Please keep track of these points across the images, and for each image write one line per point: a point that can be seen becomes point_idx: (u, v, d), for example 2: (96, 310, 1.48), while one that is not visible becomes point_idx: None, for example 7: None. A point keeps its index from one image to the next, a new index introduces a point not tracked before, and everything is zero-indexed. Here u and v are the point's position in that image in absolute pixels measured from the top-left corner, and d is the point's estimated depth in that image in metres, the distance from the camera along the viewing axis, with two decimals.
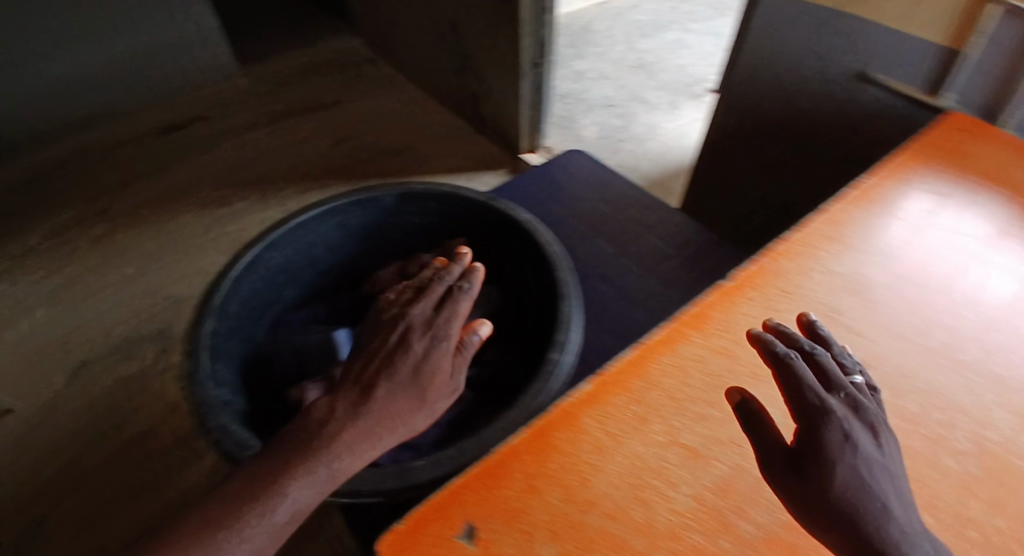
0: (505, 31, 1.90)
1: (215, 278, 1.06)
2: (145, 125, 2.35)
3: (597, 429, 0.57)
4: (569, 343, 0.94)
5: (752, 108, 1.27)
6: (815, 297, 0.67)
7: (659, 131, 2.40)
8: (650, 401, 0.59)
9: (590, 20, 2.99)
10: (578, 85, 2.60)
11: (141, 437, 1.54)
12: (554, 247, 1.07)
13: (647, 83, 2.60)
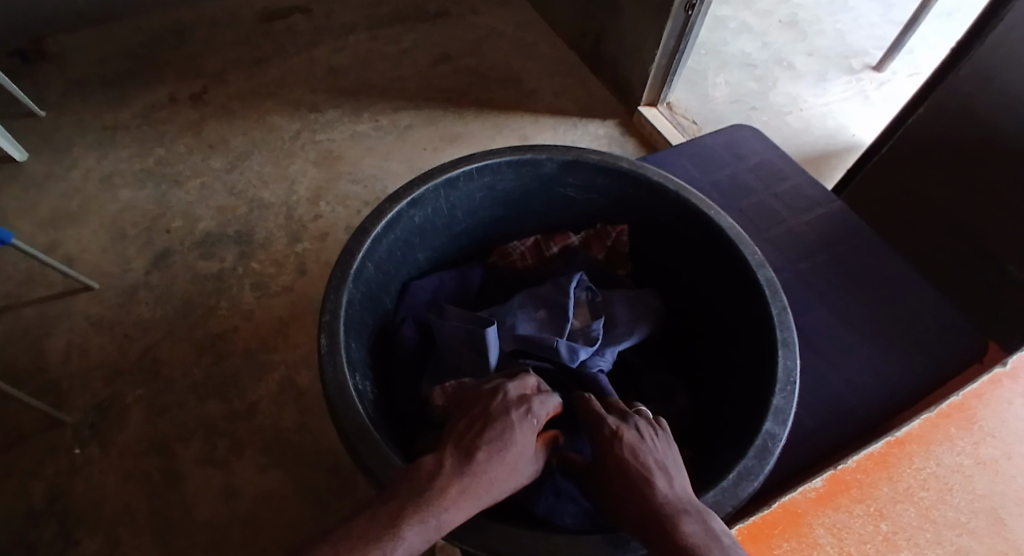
0: None
1: (354, 234, 0.80)
2: (249, 11, 2.27)
3: None
4: (790, 410, 0.66)
5: (978, 111, 1.05)
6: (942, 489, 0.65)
7: (801, 105, 2.00)
8: None
9: None
10: (713, 34, 2.17)
11: (213, 340, 1.51)
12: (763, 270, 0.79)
13: (796, 45, 2.16)
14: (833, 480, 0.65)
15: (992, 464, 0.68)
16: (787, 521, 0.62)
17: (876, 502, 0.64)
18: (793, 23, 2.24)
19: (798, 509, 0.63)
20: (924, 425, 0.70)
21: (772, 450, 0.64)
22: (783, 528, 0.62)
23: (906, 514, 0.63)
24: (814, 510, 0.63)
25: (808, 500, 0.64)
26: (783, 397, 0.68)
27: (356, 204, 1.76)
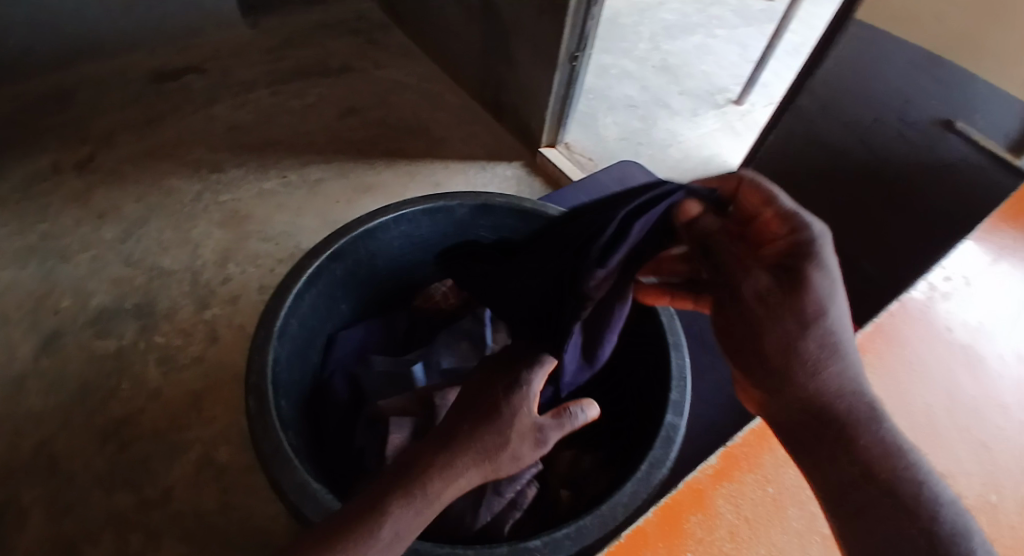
0: (545, 15, 1.69)
1: (272, 295, 0.78)
2: (137, 72, 2.17)
3: (730, 513, 0.54)
4: (686, 403, 0.70)
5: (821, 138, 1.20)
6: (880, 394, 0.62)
7: (681, 139, 2.19)
8: (759, 492, 0.56)
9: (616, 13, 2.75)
10: (598, 80, 2.35)
11: (118, 424, 1.39)
12: None
13: (670, 86, 2.38)
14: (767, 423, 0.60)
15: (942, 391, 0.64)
16: (728, 471, 0.57)
17: None
18: (665, 68, 2.46)
19: (737, 454, 0.58)
20: None
21: (677, 439, 0.67)
22: (721, 479, 0.56)
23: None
24: (752, 452, 0.58)
25: (713, 474, 0.56)
26: (681, 392, 0.72)
27: (267, 263, 1.71)
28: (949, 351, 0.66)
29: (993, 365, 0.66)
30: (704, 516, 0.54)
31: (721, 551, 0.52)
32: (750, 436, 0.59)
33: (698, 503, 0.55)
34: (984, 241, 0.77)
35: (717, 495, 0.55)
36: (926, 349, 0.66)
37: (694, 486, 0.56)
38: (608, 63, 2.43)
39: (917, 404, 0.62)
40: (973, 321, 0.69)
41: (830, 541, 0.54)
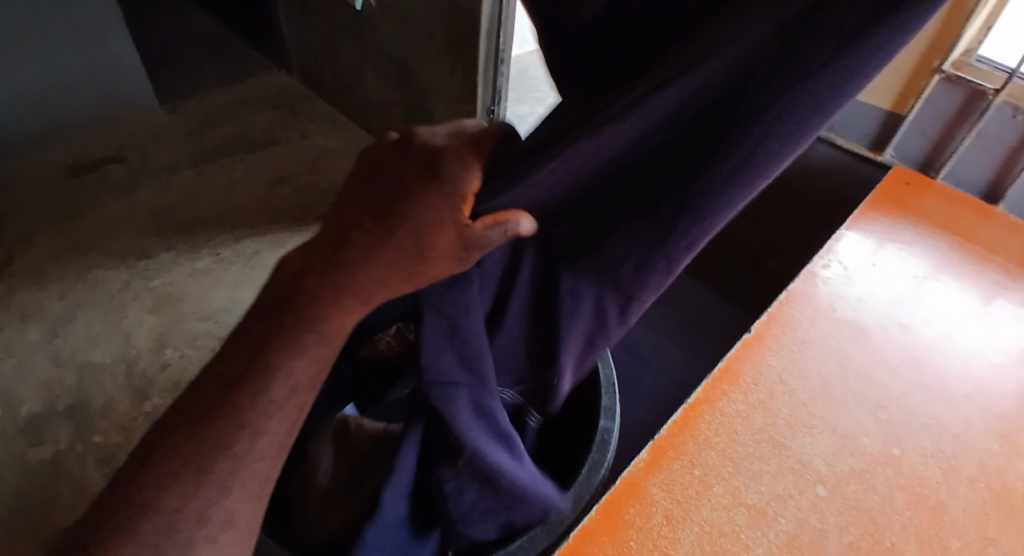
0: (460, 73, 1.79)
1: None
2: (52, 168, 2.13)
3: (664, 500, 0.59)
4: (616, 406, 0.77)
5: None
6: (783, 377, 0.70)
7: None
8: (690, 479, 0.61)
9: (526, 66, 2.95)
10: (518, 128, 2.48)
11: (59, 536, 1.30)
12: None
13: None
14: (689, 412, 0.66)
15: (840, 362, 0.72)
16: (658, 461, 0.62)
17: (727, 413, 0.66)
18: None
19: (664, 445, 0.63)
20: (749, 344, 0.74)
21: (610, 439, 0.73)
22: (653, 469, 0.61)
23: (759, 420, 0.66)
24: (677, 441, 0.63)
25: (644, 467, 0.61)
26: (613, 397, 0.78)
27: (207, 342, 1.67)
28: (840, 327, 0.75)
29: (879, 333, 0.75)
30: (640, 506, 0.58)
31: (659, 535, 0.56)
32: (675, 429, 0.65)
33: (633, 494, 0.59)
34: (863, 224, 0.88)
35: (648, 484, 0.60)
36: (820, 330, 0.75)
37: (629, 481, 0.60)
38: (525, 111, 2.58)
39: (817, 378, 0.70)
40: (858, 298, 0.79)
41: (753, 509, 0.59)
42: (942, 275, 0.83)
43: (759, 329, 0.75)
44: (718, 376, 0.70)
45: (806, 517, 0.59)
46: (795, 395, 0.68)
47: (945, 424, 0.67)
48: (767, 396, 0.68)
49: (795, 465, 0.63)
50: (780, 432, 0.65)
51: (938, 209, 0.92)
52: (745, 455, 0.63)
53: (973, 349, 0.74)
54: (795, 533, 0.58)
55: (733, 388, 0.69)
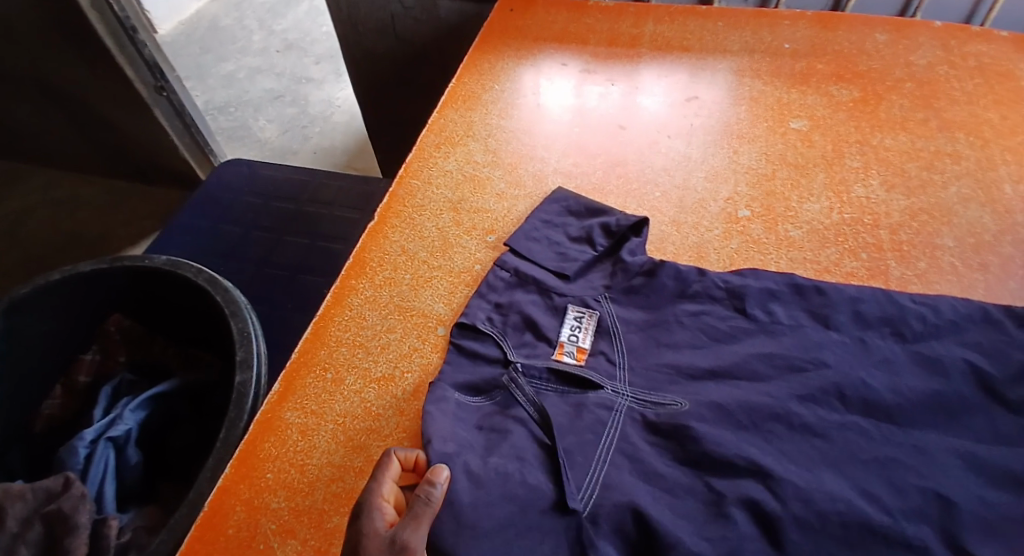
0: (68, 62, 1.39)
1: None
2: None
3: (302, 412, 0.48)
4: (253, 356, 0.60)
5: (362, 54, 1.16)
6: (440, 195, 0.65)
7: (338, 102, 2.25)
8: (340, 358, 0.51)
9: (215, 18, 2.64)
10: (232, 91, 2.30)
11: None
12: (242, 308, 0.65)
13: (304, 61, 2.42)
14: (317, 320, 0.54)
15: (507, 162, 0.69)
16: (289, 384, 0.49)
17: (388, 251, 0.59)
18: (290, 46, 2.50)
19: (318, 330, 0.53)
20: (399, 186, 0.67)
21: (252, 391, 0.58)
22: (287, 394, 0.49)
23: (386, 296, 0.55)
24: (305, 353, 0.52)
25: (281, 389, 0.49)
26: (251, 346, 0.61)
27: None
28: (506, 131, 0.73)
29: (531, 130, 0.73)
30: (279, 437, 0.46)
31: (296, 449, 0.46)
32: (328, 307, 0.55)
33: (266, 429, 0.47)
34: (499, 54, 0.84)
35: (285, 406, 0.48)
36: (467, 150, 0.70)
37: (258, 421, 0.47)
38: (233, 70, 2.39)
39: (464, 192, 0.65)
40: (521, 109, 0.76)
41: (381, 378, 0.49)
42: (590, 68, 0.80)
43: (406, 166, 0.69)
44: (384, 209, 0.64)
45: (434, 359, 0.51)
46: (408, 251, 0.59)
47: (612, 179, 0.65)
48: (430, 216, 0.63)
49: (419, 320, 0.53)
50: (444, 252, 0.59)
51: (548, 19, 0.89)
52: (373, 336, 0.52)
53: (626, 111, 0.74)
54: (424, 371, 0.50)
55: (361, 277, 0.57)
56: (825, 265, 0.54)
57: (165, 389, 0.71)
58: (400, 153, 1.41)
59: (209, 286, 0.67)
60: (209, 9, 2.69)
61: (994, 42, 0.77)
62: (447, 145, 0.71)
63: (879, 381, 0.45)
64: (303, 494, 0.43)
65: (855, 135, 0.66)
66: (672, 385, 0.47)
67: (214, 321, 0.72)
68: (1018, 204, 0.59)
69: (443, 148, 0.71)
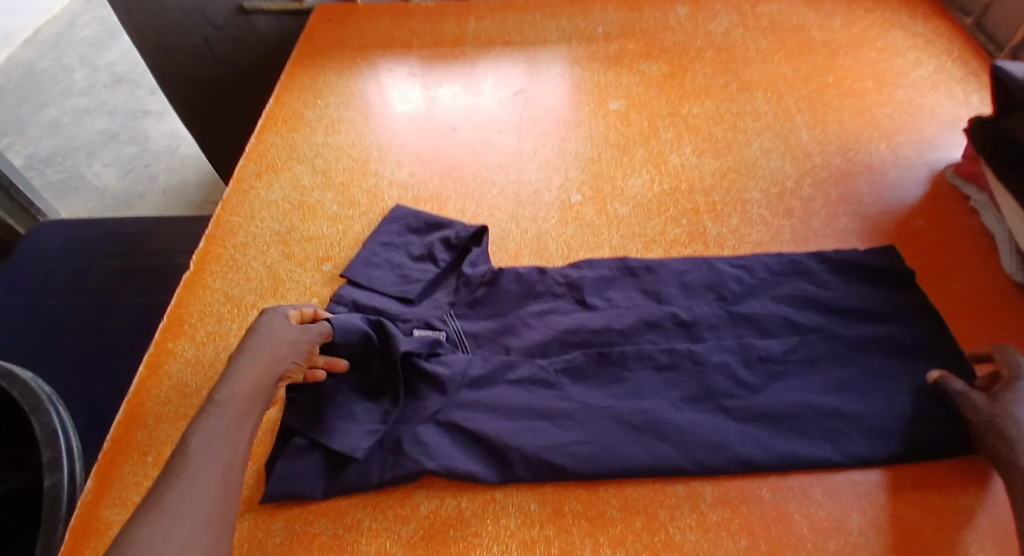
0: None
1: None
2: None
3: (123, 507, 0.42)
4: (64, 452, 0.53)
5: (183, 84, 1.07)
6: (269, 230, 0.61)
7: (184, 135, 2.07)
8: (164, 434, 0.46)
9: (23, 60, 2.34)
10: (55, 139, 2.05)
11: None
12: (47, 398, 0.57)
13: (138, 94, 2.20)
14: (131, 398, 0.48)
15: (338, 183, 0.66)
16: (104, 477, 0.44)
17: (212, 302, 0.55)
18: (118, 80, 2.26)
19: (135, 408, 0.48)
20: (219, 227, 0.61)
21: (67, 494, 0.51)
22: (103, 489, 0.43)
23: (213, 352, 0.51)
24: (121, 438, 0.46)
25: (95, 487, 0.44)
26: (59, 444, 0.54)
27: None
28: (336, 149, 0.70)
29: (361, 144, 0.70)
30: (99, 539, 0.41)
31: None
32: (146, 380, 0.49)
33: (83, 534, 0.41)
34: (320, 68, 0.80)
35: (104, 505, 0.43)
36: (294, 175, 0.67)
37: (71, 528, 0.42)
38: (53, 114, 2.13)
39: (294, 221, 0.62)
40: (348, 124, 0.73)
41: None
42: (415, 72, 0.79)
43: (226, 204, 0.64)
44: (203, 256, 0.59)
45: (272, 413, 0.46)
46: (234, 298, 0.55)
47: (448, 184, 0.65)
48: (256, 255, 0.58)
49: None
50: (274, 292, 0.55)
51: (369, 25, 0.86)
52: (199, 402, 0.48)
53: (453, 112, 0.73)
54: (262, 428, 0.46)
55: (181, 338, 0.52)
56: (651, 237, 0.56)
57: None
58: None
59: (1, 378, 0.58)
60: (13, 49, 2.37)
61: (778, 3, 0.84)
62: (270, 172, 0.67)
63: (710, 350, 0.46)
64: None
65: (666, 107, 0.69)
66: (527, 396, 0.44)
67: (20, 415, 0.62)
68: (810, 149, 0.65)
69: (267, 176, 0.66)
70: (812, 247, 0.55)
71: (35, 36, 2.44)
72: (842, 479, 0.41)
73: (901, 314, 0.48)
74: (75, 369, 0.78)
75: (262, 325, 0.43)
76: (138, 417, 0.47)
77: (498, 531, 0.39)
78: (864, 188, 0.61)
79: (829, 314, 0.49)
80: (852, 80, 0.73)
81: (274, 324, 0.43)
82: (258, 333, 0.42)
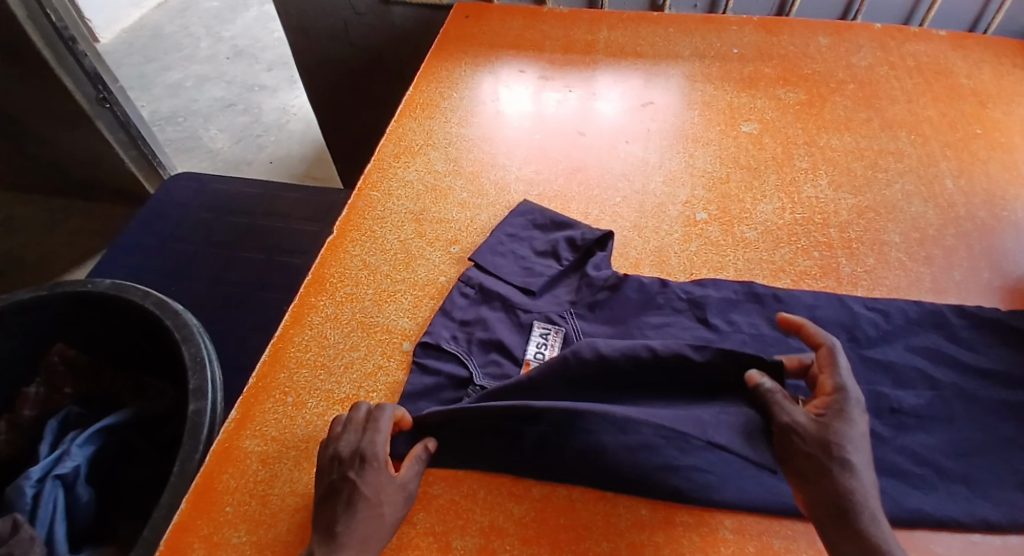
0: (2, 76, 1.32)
1: None
2: None
3: (262, 440, 0.46)
4: (208, 380, 0.58)
5: (317, 63, 1.14)
6: (401, 208, 0.64)
7: (293, 110, 2.20)
8: (301, 380, 0.50)
9: (160, 26, 2.54)
10: (179, 101, 2.22)
11: None
12: (200, 332, 0.63)
13: (255, 68, 2.36)
14: (275, 342, 0.52)
15: (467, 172, 0.69)
16: (247, 410, 0.48)
17: (350, 266, 0.59)
18: (240, 53, 2.43)
19: (277, 352, 0.52)
20: (358, 199, 0.65)
21: (207, 421, 0.55)
22: (246, 421, 0.47)
23: (348, 312, 0.55)
24: (264, 377, 0.50)
25: (240, 417, 0.48)
26: (205, 373, 0.58)
27: None
28: (467, 140, 0.73)
29: (491, 139, 0.73)
30: (238, 466, 0.45)
31: (256, 478, 0.44)
32: (288, 328, 0.53)
33: (225, 459, 0.45)
34: (456, 62, 0.84)
35: (246, 435, 0.47)
36: (427, 159, 0.70)
37: (217, 451, 0.46)
38: (181, 78, 2.31)
39: (425, 203, 0.65)
40: (480, 118, 0.76)
41: (345, 400, 0.48)
42: (546, 75, 0.81)
43: (365, 178, 0.68)
44: (343, 222, 0.63)
45: (399, 378, 0.50)
46: (369, 266, 0.59)
47: (574, 186, 0.66)
48: (390, 229, 0.62)
49: (382, 337, 0.53)
50: (404, 266, 0.59)
51: (505, 26, 0.89)
52: (334, 356, 0.51)
53: (581, 117, 0.75)
54: (390, 390, 0.49)
55: (321, 294, 0.56)
56: (779, 264, 0.56)
57: (115, 422, 0.68)
58: (358, 164, 1.38)
59: (158, 310, 0.64)
60: (154, 15, 2.59)
61: (927, 43, 0.81)
62: (407, 154, 0.71)
63: None
64: (265, 525, 0.42)
65: (801, 137, 0.68)
66: None
67: (164, 345, 0.69)
68: (955, 197, 0.62)
69: (402, 157, 0.70)
70: (952, 299, 0.53)
71: (174, 5, 2.65)
72: (967, 540, 0.39)
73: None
74: (199, 313, 0.85)
75: (369, 494, 0.39)
76: (280, 362, 0.51)
77: (609, 527, 0.41)
78: (1013, 246, 0.58)
79: (968, 372, 0.47)
80: (1005, 131, 0.70)
81: (384, 495, 0.40)
82: (368, 511, 0.39)
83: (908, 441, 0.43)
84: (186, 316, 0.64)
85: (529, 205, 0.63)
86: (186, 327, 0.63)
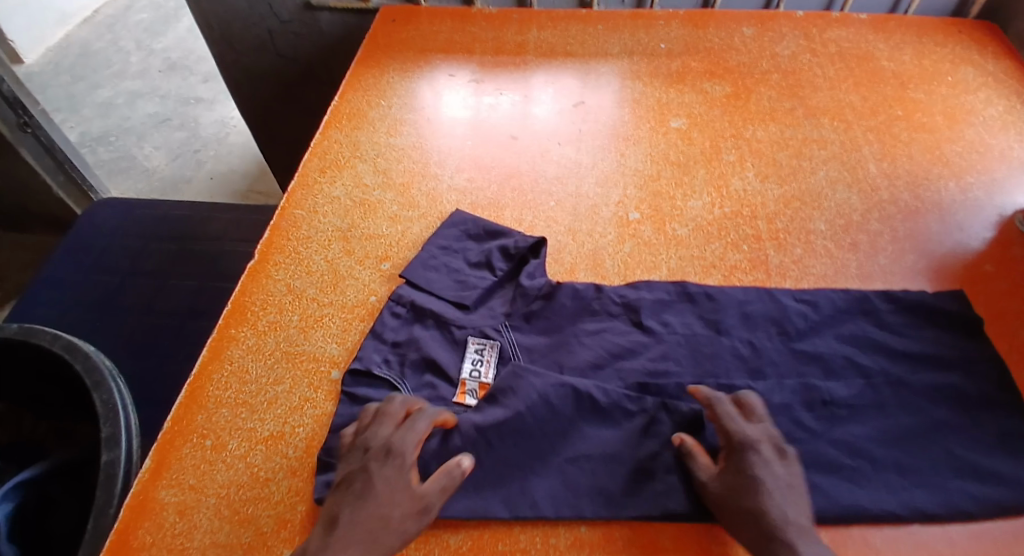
0: None
1: None
2: None
3: (179, 489, 0.43)
4: (123, 427, 0.54)
5: (245, 75, 1.09)
6: (328, 226, 0.62)
7: (232, 123, 2.12)
8: (222, 419, 0.47)
9: (85, 41, 2.41)
10: (110, 119, 2.12)
11: None
12: (113, 375, 0.59)
13: (190, 81, 2.26)
14: (192, 381, 0.49)
15: (397, 184, 0.66)
16: (163, 458, 0.45)
17: (274, 292, 0.56)
18: (173, 65, 2.33)
19: (195, 392, 0.49)
20: (282, 219, 0.62)
21: (122, 473, 0.51)
22: (162, 470, 0.44)
23: (272, 343, 0.52)
24: (180, 420, 0.47)
25: (155, 466, 0.45)
26: (119, 420, 0.55)
27: None
28: (396, 151, 0.70)
29: (421, 148, 0.71)
30: (154, 520, 0.42)
31: (173, 533, 0.41)
32: (207, 364, 0.50)
33: (139, 514, 0.42)
34: (384, 69, 0.81)
35: (162, 485, 0.44)
36: (355, 173, 0.67)
37: (130, 505, 0.43)
38: (110, 95, 2.20)
39: (353, 220, 0.62)
40: (410, 127, 0.73)
41: (269, 437, 0.46)
42: (476, 78, 0.79)
43: (289, 197, 0.65)
44: (266, 245, 0.60)
45: (327, 409, 0.48)
46: (294, 291, 0.56)
47: (507, 193, 0.65)
48: (316, 250, 0.59)
49: (309, 366, 0.50)
50: (332, 288, 0.56)
51: (433, 29, 0.87)
52: (257, 392, 0.49)
53: (513, 120, 0.73)
54: (318, 423, 0.47)
55: (242, 325, 0.53)
56: (711, 261, 0.56)
57: (35, 475, 0.63)
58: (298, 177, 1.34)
59: (68, 353, 0.60)
60: (77, 30, 2.46)
61: (847, 29, 0.82)
62: (333, 169, 0.68)
63: (771, 386, 0.45)
64: None
65: (729, 129, 0.69)
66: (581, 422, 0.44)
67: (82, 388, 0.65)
68: (878, 182, 0.63)
69: (329, 172, 0.68)
70: (877, 284, 0.54)
71: (98, 18, 2.52)
72: (898, 528, 0.40)
73: (966, 364, 0.47)
74: (127, 348, 0.80)
75: None
76: (198, 402, 0.48)
77: (547, 549, 0.40)
78: (933, 227, 0.59)
79: (895, 358, 0.47)
80: (923, 113, 0.71)
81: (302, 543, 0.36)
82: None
83: (839, 433, 0.43)
84: (97, 357, 0.60)
85: (461, 215, 0.61)
86: (98, 371, 0.59)
